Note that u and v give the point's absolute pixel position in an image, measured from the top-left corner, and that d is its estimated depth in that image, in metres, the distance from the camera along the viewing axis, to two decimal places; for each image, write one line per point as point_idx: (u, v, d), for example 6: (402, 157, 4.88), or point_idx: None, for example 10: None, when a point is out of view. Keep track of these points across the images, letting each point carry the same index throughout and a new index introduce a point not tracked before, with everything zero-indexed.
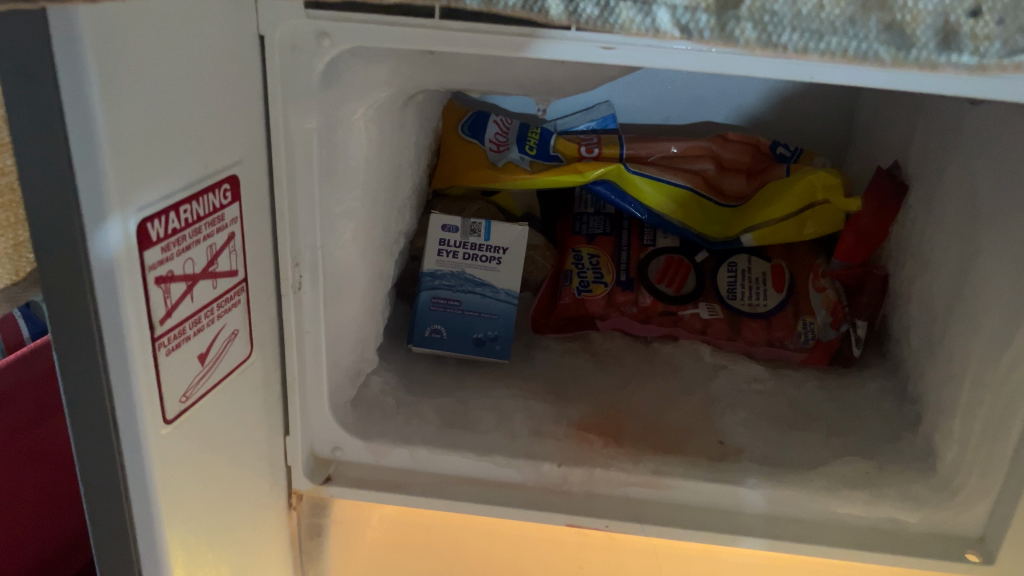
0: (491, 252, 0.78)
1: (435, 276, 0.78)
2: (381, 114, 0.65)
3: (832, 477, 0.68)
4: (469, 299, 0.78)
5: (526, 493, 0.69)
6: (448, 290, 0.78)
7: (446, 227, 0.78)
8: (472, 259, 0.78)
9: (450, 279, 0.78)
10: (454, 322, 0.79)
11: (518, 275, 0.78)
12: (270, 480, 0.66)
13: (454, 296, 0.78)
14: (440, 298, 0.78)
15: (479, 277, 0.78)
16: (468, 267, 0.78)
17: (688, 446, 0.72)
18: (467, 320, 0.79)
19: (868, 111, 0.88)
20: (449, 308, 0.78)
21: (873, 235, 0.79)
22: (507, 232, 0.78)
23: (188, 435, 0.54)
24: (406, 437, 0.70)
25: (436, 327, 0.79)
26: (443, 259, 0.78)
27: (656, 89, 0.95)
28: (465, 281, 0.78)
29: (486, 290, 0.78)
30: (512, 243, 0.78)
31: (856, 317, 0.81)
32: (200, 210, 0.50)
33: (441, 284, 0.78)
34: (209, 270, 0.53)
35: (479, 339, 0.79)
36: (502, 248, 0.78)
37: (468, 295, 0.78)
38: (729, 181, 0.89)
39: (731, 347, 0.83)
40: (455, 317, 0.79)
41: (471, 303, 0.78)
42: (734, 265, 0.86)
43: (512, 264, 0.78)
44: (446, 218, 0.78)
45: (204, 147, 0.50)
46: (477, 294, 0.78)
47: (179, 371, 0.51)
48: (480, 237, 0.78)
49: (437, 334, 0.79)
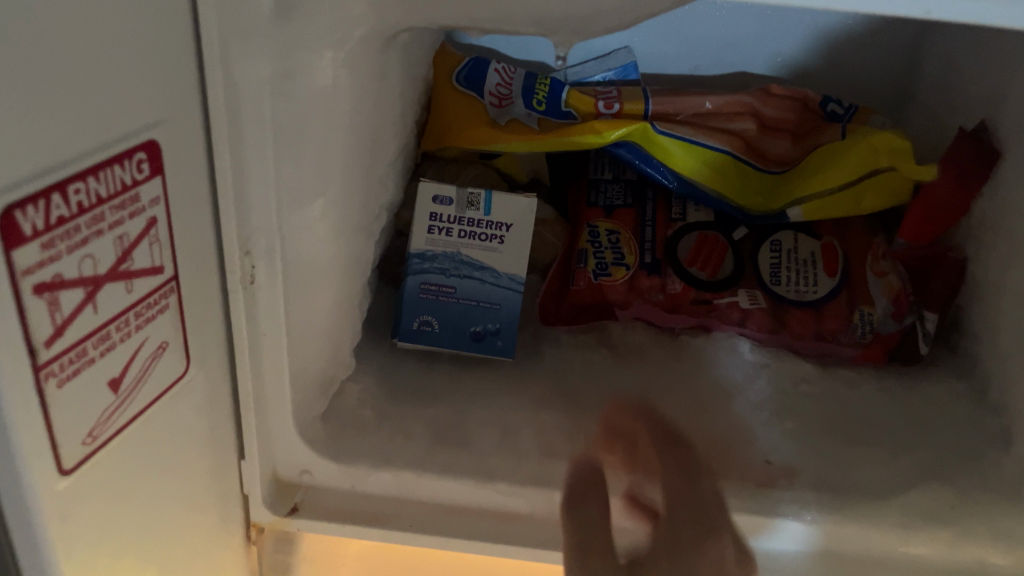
0: (493, 230, 0.64)
1: (424, 257, 0.65)
2: (359, 59, 0.51)
3: (907, 509, 0.56)
4: (466, 285, 0.65)
5: (534, 526, 0.57)
6: (440, 274, 0.65)
7: (438, 199, 0.64)
8: (470, 238, 0.65)
9: (443, 261, 0.65)
10: (447, 312, 0.65)
11: (526, 255, 0.65)
12: (221, 514, 0.54)
13: (448, 282, 0.65)
14: (430, 283, 0.65)
15: (478, 259, 0.65)
16: (465, 247, 0.65)
17: (729, 466, 0.59)
18: (464, 310, 0.65)
19: (940, 62, 0.74)
20: (441, 296, 0.65)
21: (941, 211, 0.67)
22: (511, 204, 0.64)
23: (104, 480, 0.41)
24: (389, 458, 0.57)
25: (426, 318, 0.65)
26: (435, 237, 0.65)
27: (685, 33, 0.81)
28: (461, 263, 0.65)
29: (487, 275, 0.65)
30: (519, 217, 0.64)
31: (925, 309, 0.68)
32: (102, 188, 0.37)
33: (433, 267, 0.65)
34: (121, 269, 0.39)
35: (477, 334, 0.65)
36: (506, 225, 0.64)
37: (464, 280, 0.65)
38: (773, 142, 0.75)
39: (774, 341, 0.70)
40: (449, 306, 0.65)
41: (468, 290, 0.65)
42: (778, 244, 0.73)
43: (518, 244, 0.65)
44: (437, 187, 0.64)
45: (105, 102, 0.36)
46: (476, 279, 0.65)
47: (80, 405, 0.38)
48: (479, 211, 0.64)
49: (427, 326, 0.65)
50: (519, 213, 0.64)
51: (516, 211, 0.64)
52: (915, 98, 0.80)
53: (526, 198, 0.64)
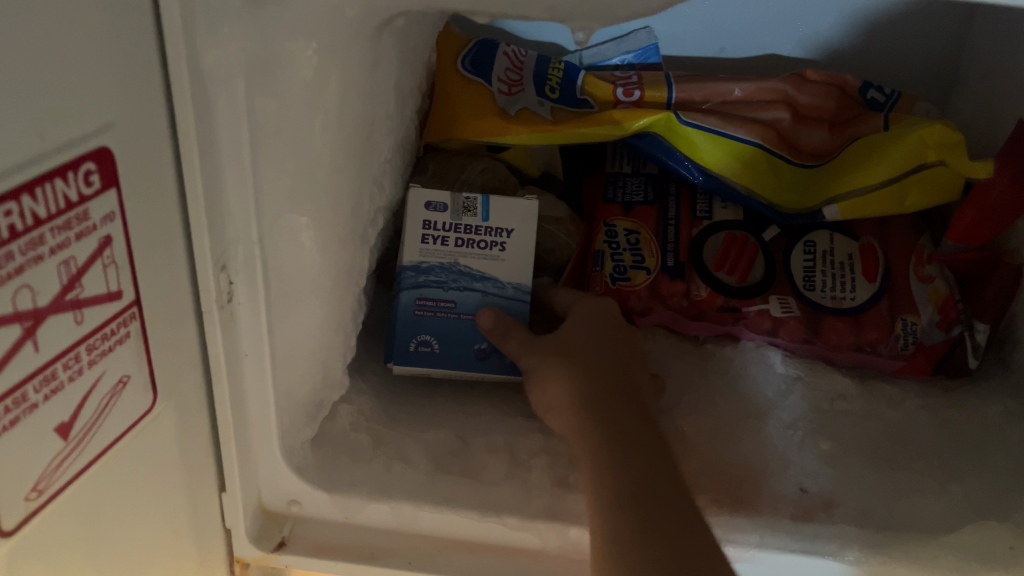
0: (493, 236, 0.59)
1: (418, 270, 0.58)
2: (350, 47, 0.45)
3: (959, 550, 0.50)
4: (465, 298, 0.59)
5: (546, 563, 0.52)
6: (437, 287, 0.59)
7: (430, 204, 0.58)
8: (469, 247, 0.59)
9: (440, 273, 0.59)
10: (448, 329, 0.59)
11: (530, 263, 0.59)
12: (200, 553, 0.49)
13: (447, 295, 0.59)
14: (427, 299, 0.59)
15: (478, 270, 0.59)
16: (463, 257, 0.59)
17: (760, 496, 0.54)
18: (466, 326, 0.59)
19: (993, 47, 0.68)
20: (441, 312, 0.59)
21: (1001, 209, 0.61)
22: (512, 207, 0.59)
23: (57, 534, 0.36)
24: (385, 489, 0.52)
25: (425, 339, 0.59)
26: (428, 248, 0.58)
27: (712, 10, 0.75)
28: (460, 274, 0.59)
29: (489, 284, 0.59)
30: (522, 222, 0.59)
31: (975, 319, 0.62)
32: (40, 208, 0.31)
33: (428, 280, 0.59)
34: (67, 299, 0.33)
35: (482, 351, 0.59)
36: (508, 229, 0.59)
37: (465, 292, 0.59)
38: (807, 133, 0.68)
39: (808, 352, 0.64)
40: (450, 322, 0.59)
41: (470, 303, 0.59)
42: (812, 245, 0.67)
43: (522, 251, 0.59)
44: (429, 192, 0.58)
45: (41, 107, 0.30)
46: (477, 290, 0.59)
47: (21, 459, 0.33)
48: (477, 216, 0.58)
49: (426, 347, 0.59)
50: (521, 218, 0.59)
51: (517, 215, 0.59)
52: (962, 81, 0.73)
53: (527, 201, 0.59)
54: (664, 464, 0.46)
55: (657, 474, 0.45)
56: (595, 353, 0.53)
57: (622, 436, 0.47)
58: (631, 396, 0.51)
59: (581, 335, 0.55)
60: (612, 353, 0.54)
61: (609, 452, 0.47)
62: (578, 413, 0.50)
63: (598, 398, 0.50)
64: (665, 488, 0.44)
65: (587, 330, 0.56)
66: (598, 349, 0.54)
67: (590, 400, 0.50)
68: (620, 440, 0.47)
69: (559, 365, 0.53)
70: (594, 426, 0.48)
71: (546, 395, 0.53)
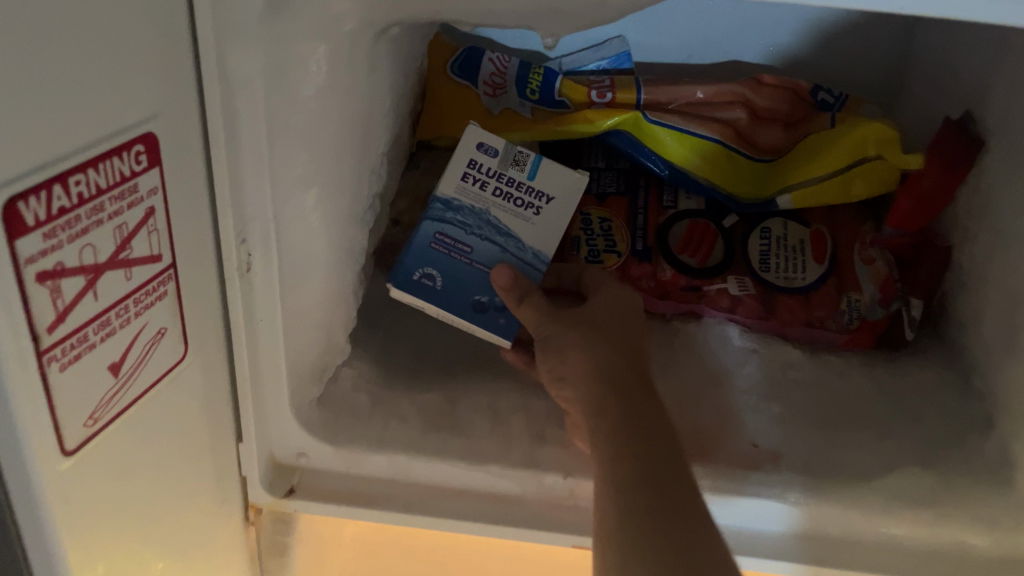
0: (531, 199, 0.64)
1: (449, 205, 0.64)
2: (352, 52, 0.52)
3: (887, 492, 0.57)
4: (482, 247, 0.63)
5: (525, 508, 0.59)
6: (459, 228, 0.64)
7: (484, 149, 0.65)
8: (504, 199, 0.64)
9: (466, 215, 0.64)
10: (455, 271, 0.63)
11: (557, 232, 0.63)
12: (220, 496, 0.55)
13: (465, 240, 0.63)
14: (446, 236, 0.63)
15: (504, 224, 0.63)
16: (494, 207, 0.64)
17: (716, 450, 0.61)
18: (471, 275, 0.63)
19: (930, 53, 0.75)
20: (453, 252, 0.63)
21: (931, 200, 0.68)
22: (557, 176, 0.64)
23: (103, 462, 0.43)
24: (383, 442, 0.59)
25: (429, 272, 0.63)
26: (466, 186, 0.64)
27: (678, 21, 0.82)
28: (485, 223, 0.63)
29: (511, 242, 0.63)
30: (560, 190, 0.64)
31: (912, 296, 0.69)
32: (101, 179, 0.38)
33: (453, 219, 0.64)
34: (120, 258, 0.40)
35: (480, 305, 0.62)
36: (547, 194, 0.64)
37: (484, 242, 0.63)
38: (763, 132, 0.76)
39: (764, 328, 0.71)
40: (459, 266, 0.63)
41: (485, 253, 0.63)
42: (768, 231, 0.74)
43: (553, 218, 0.64)
44: (486, 138, 0.65)
45: (102, 98, 0.37)
46: (497, 245, 0.63)
47: (81, 391, 0.39)
48: (523, 172, 0.64)
49: (428, 280, 0.63)
50: (564, 186, 0.64)
51: (561, 184, 0.64)
52: (906, 85, 0.80)
53: (577, 176, 0.64)
54: (671, 453, 0.48)
55: (666, 456, 0.47)
56: (614, 333, 0.54)
57: (641, 418, 0.49)
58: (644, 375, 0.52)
59: (602, 310, 0.56)
60: (627, 327, 0.55)
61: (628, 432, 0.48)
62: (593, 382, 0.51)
63: (614, 377, 0.51)
64: (668, 470, 0.47)
65: (607, 310, 0.56)
66: (618, 325, 0.55)
67: (610, 377, 0.51)
68: (633, 420, 0.49)
69: (580, 340, 0.54)
70: (614, 403, 0.50)
71: (564, 367, 0.54)
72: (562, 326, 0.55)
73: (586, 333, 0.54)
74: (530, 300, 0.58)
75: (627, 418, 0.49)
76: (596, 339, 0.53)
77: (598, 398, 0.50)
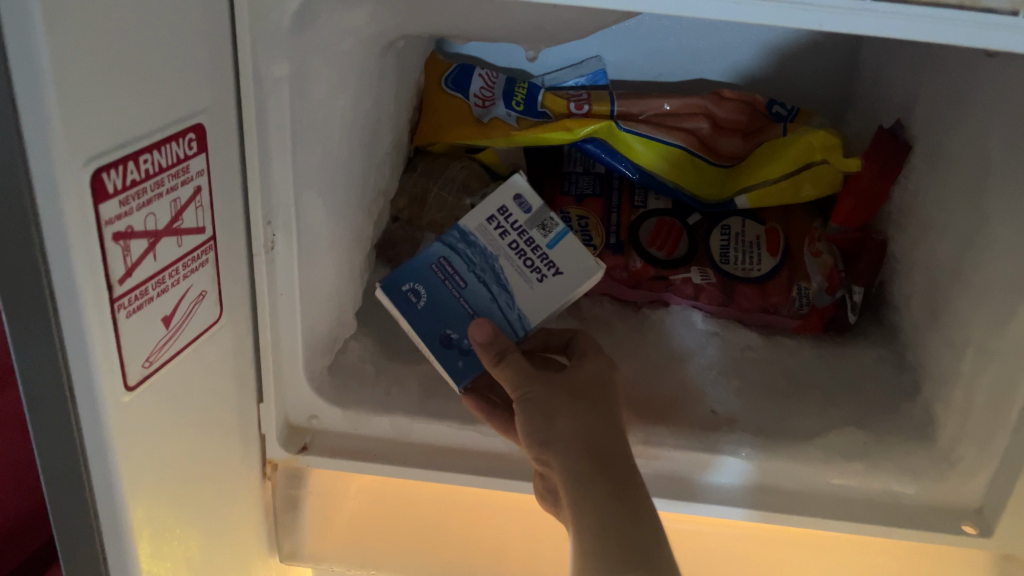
0: (542, 265, 0.60)
1: (464, 238, 0.61)
2: (361, 62, 0.61)
3: (828, 447, 0.65)
4: (476, 290, 0.60)
5: (510, 463, 0.67)
6: (463, 263, 0.61)
7: (519, 200, 0.62)
8: (516, 255, 0.61)
9: (475, 253, 0.61)
10: (441, 298, 0.60)
11: (554, 307, 0.60)
12: (242, 450, 0.63)
13: (465, 274, 0.61)
14: (449, 263, 0.61)
15: (507, 278, 0.60)
16: (504, 257, 0.61)
17: (680, 415, 0.69)
18: (454, 308, 0.60)
19: (872, 71, 0.85)
20: (448, 280, 0.61)
21: (870, 198, 0.76)
22: (576, 253, 0.61)
23: (152, 404, 0.50)
24: (386, 405, 0.67)
25: (418, 289, 0.61)
26: (488, 226, 0.61)
27: (650, 43, 0.92)
28: (488, 270, 0.61)
29: (504, 297, 0.60)
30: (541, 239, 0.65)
31: (854, 284, 0.78)
32: (162, 160, 0.46)
33: (462, 252, 0.61)
34: (173, 227, 0.49)
35: (447, 340, 0.60)
36: (557, 267, 0.60)
37: (480, 285, 0.61)
38: (724, 140, 0.85)
39: (724, 314, 0.79)
40: (446, 296, 0.60)
41: (476, 296, 0.60)
42: (728, 229, 0.83)
43: (554, 291, 0.60)
44: (525, 191, 0.62)
45: (164, 93, 0.46)
46: (490, 293, 0.60)
47: (140, 336, 0.47)
48: (545, 237, 0.61)
49: (412, 296, 0.61)
50: (578, 262, 0.60)
51: (575, 263, 0.60)
52: (854, 102, 0.90)
53: (596, 264, 0.60)
54: (659, 543, 0.49)
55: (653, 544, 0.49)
56: (599, 411, 0.55)
57: (631, 512, 0.50)
58: (625, 458, 0.53)
59: (585, 381, 0.56)
60: (609, 401, 0.56)
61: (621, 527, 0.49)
62: (584, 465, 0.52)
63: (604, 463, 0.52)
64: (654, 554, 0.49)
65: (589, 381, 0.57)
66: (601, 400, 0.56)
67: (602, 462, 0.52)
68: (622, 506, 0.50)
69: (573, 420, 0.53)
70: (607, 496, 0.51)
71: (547, 433, 0.54)
72: (554, 400, 0.54)
73: (579, 411, 0.54)
74: (513, 361, 0.55)
75: (617, 506, 0.50)
76: (590, 421, 0.54)
77: (592, 484, 0.51)
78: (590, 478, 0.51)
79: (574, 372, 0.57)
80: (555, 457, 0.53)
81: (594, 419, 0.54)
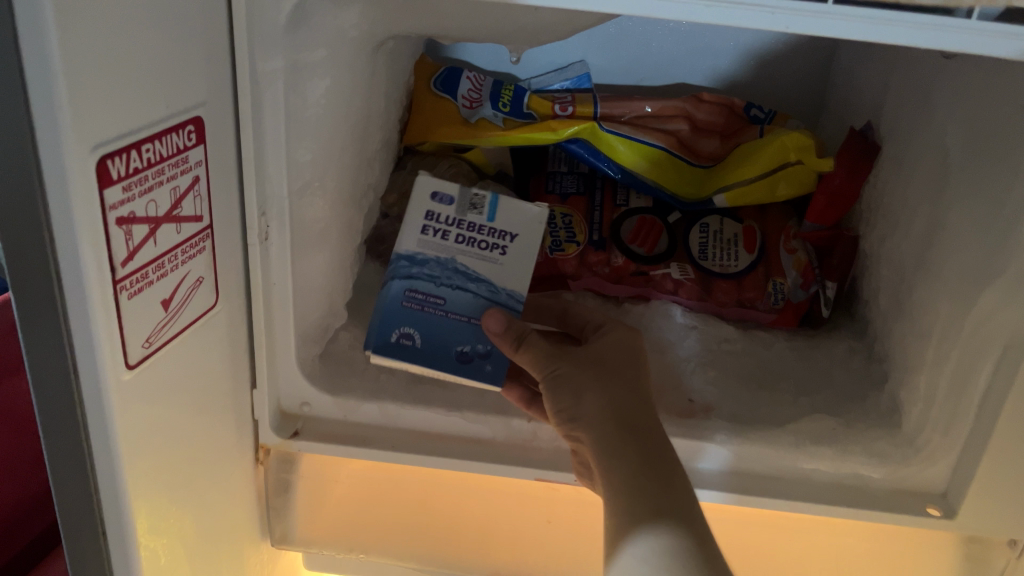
0: (495, 239, 0.64)
1: (413, 261, 0.63)
2: (351, 60, 0.64)
3: (799, 434, 0.68)
4: (455, 297, 0.63)
5: (494, 448, 0.70)
6: (428, 282, 0.63)
7: (438, 197, 0.64)
8: (468, 245, 0.64)
9: (432, 268, 0.63)
10: (432, 327, 0.62)
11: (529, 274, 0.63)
12: (237, 434, 0.66)
13: (437, 292, 0.63)
14: (417, 291, 0.63)
15: (474, 270, 0.63)
16: (460, 254, 0.63)
17: (660, 402, 0.71)
18: (449, 326, 0.62)
19: (845, 76, 0.88)
20: (426, 307, 0.63)
21: (842, 197, 0.80)
22: (515, 214, 0.64)
23: (151, 385, 0.52)
24: (376, 392, 0.69)
25: (407, 331, 0.62)
26: (427, 238, 0.64)
27: (631, 48, 0.95)
28: (453, 273, 0.63)
29: (483, 287, 0.63)
30: (522, 228, 0.64)
31: (827, 279, 0.81)
32: (163, 150, 0.49)
33: (420, 275, 0.63)
34: (173, 215, 0.51)
35: (464, 356, 0.62)
36: (509, 233, 0.64)
37: (456, 292, 0.63)
38: (703, 142, 0.89)
39: (702, 308, 0.82)
40: (435, 322, 0.63)
41: (459, 303, 0.63)
42: (706, 227, 0.86)
43: (522, 255, 0.64)
44: (438, 186, 0.64)
45: (164, 87, 0.48)
46: (468, 293, 0.63)
47: (141, 317, 0.50)
48: (481, 214, 0.64)
49: (407, 341, 0.62)
50: (522, 222, 0.64)
51: (518, 221, 0.64)
52: (828, 106, 0.94)
53: (535, 209, 0.64)
54: (678, 487, 0.52)
55: (676, 487, 0.52)
56: (621, 375, 0.58)
57: (656, 459, 0.53)
58: (647, 415, 0.56)
59: (607, 350, 0.60)
60: (630, 364, 0.59)
61: (644, 473, 0.52)
62: (609, 423, 0.54)
63: (627, 419, 0.55)
64: (673, 496, 0.51)
65: (610, 350, 0.60)
66: (623, 364, 0.58)
67: (626, 419, 0.55)
68: (645, 457, 0.53)
69: (596, 386, 0.57)
70: (630, 444, 0.53)
71: (572, 404, 0.57)
72: (576, 372, 0.58)
73: (603, 379, 0.57)
74: (530, 342, 0.59)
75: (640, 455, 0.53)
76: (612, 386, 0.57)
77: (616, 440, 0.54)
78: (614, 433, 0.54)
79: (598, 343, 0.61)
80: (579, 425, 0.56)
81: (616, 383, 0.57)
